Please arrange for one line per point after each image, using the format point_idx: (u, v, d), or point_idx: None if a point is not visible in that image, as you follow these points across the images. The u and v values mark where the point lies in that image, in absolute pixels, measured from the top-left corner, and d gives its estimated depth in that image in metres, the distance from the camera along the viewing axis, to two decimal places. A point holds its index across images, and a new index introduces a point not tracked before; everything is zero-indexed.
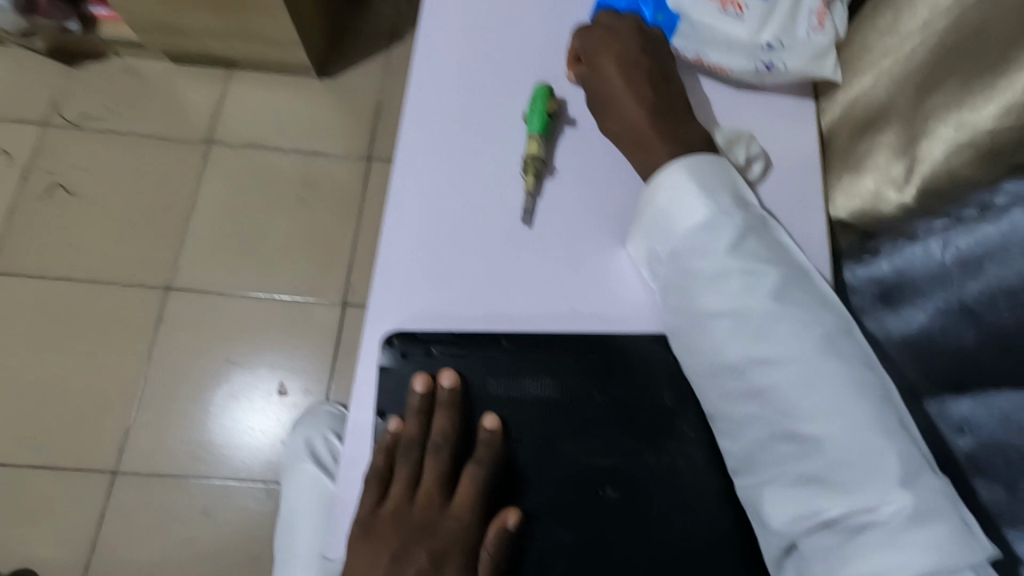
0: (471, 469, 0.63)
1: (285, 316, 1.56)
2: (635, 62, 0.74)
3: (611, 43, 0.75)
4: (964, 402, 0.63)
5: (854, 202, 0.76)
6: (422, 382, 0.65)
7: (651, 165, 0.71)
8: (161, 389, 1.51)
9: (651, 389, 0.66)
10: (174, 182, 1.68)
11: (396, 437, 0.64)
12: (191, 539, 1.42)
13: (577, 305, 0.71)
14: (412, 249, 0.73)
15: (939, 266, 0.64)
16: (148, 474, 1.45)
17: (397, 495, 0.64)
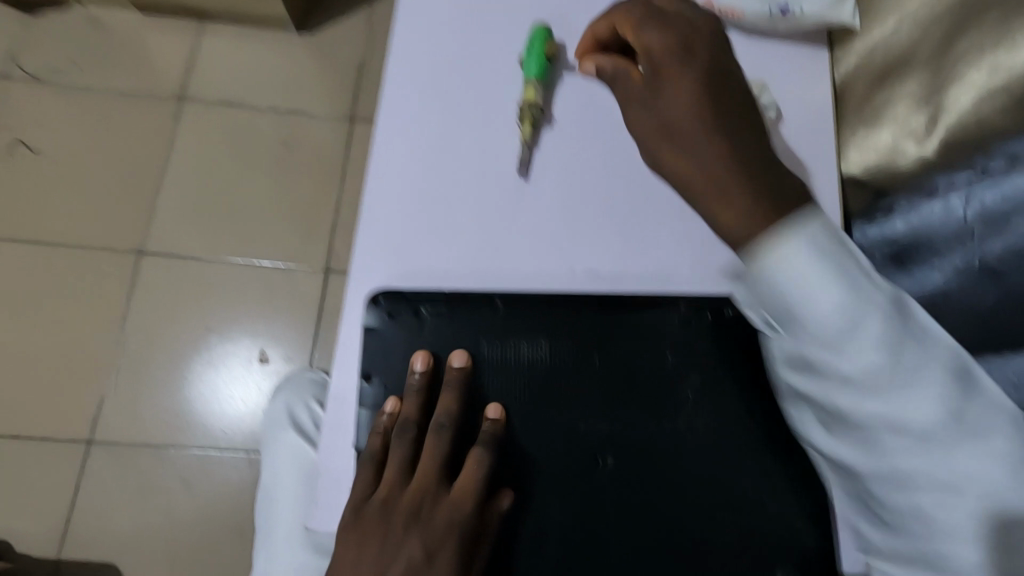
0: (474, 454, 0.58)
1: (266, 284, 1.49)
2: (687, 49, 0.54)
3: (661, 24, 0.56)
4: (975, 363, 0.62)
5: (868, 159, 0.71)
6: (424, 362, 0.60)
7: (738, 231, 0.48)
8: (135, 359, 1.45)
9: (652, 352, 0.62)
10: (144, 141, 1.57)
11: (393, 416, 0.60)
12: (168, 513, 1.37)
13: (574, 265, 0.66)
14: (397, 202, 0.67)
15: (963, 223, 0.63)
16: (120, 445, 1.40)
17: (389, 476, 0.58)
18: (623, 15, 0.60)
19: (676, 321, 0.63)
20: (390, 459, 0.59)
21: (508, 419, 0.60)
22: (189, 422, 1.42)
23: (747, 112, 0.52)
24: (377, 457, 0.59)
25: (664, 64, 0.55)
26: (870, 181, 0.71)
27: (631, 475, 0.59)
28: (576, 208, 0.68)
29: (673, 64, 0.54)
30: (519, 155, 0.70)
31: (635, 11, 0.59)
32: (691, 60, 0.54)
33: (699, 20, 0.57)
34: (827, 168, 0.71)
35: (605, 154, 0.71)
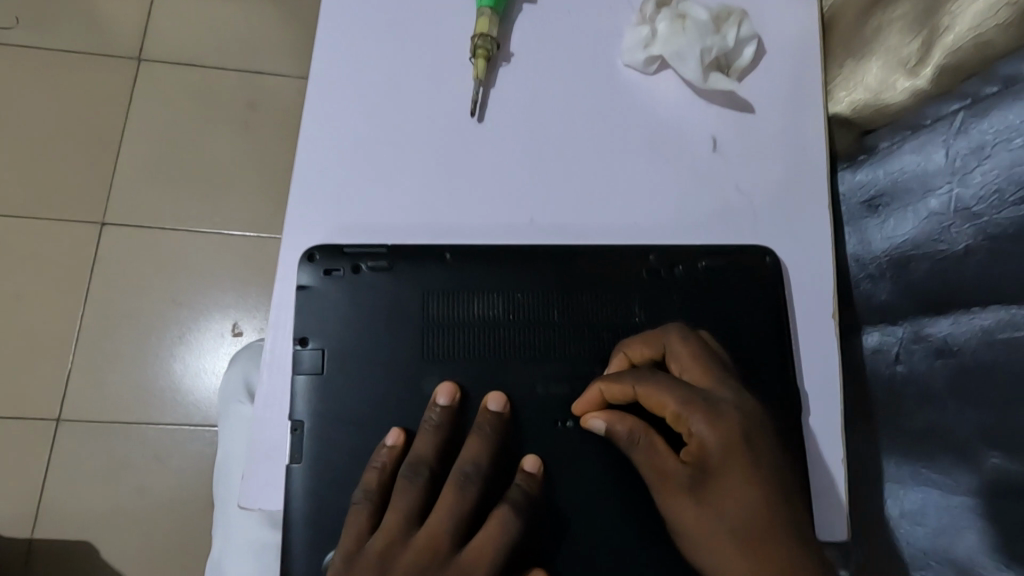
0: (500, 512, 0.49)
1: (247, 253, 1.26)
2: (735, 447, 0.46)
3: (705, 412, 0.47)
4: (942, 320, 0.57)
5: (853, 96, 0.65)
6: (448, 394, 0.52)
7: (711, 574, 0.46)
8: (67, 345, 1.19)
9: (617, 304, 0.57)
10: (63, 82, 1.29)
11: (397, 452, 0.51)
12: (104, 529, 1.13)
13: (534, 215, 0.61)
14: (338, 150, 0.61)
15: (941, 164, 0.56)
16: (40, 453, 1.14)
17: (391, 524, 0.48)
18: (639, 383, 0.50)
19: (643, 273, 0.58)
20: (333, 432, 0.53)
21: (465, 398, 0.54)
22: (158, 408, 1.19)
23: (779, 469, 0.47)
24: (318, 432, 0.52)
25: (717, 466, 0.46)
26: (856, 119, 0.66)
27: (629, 464, 0.53)
28: (537, 153, 0.62)
29: (725, 463, 0.45)
30: (472, 94, 0.63)
31: (647, 376, 0.50)
32: (741, 443, 0.46)
33: (726, 405, 0.47)
34: (812, 108, 0.66)
35: (567, 95, 0.64)
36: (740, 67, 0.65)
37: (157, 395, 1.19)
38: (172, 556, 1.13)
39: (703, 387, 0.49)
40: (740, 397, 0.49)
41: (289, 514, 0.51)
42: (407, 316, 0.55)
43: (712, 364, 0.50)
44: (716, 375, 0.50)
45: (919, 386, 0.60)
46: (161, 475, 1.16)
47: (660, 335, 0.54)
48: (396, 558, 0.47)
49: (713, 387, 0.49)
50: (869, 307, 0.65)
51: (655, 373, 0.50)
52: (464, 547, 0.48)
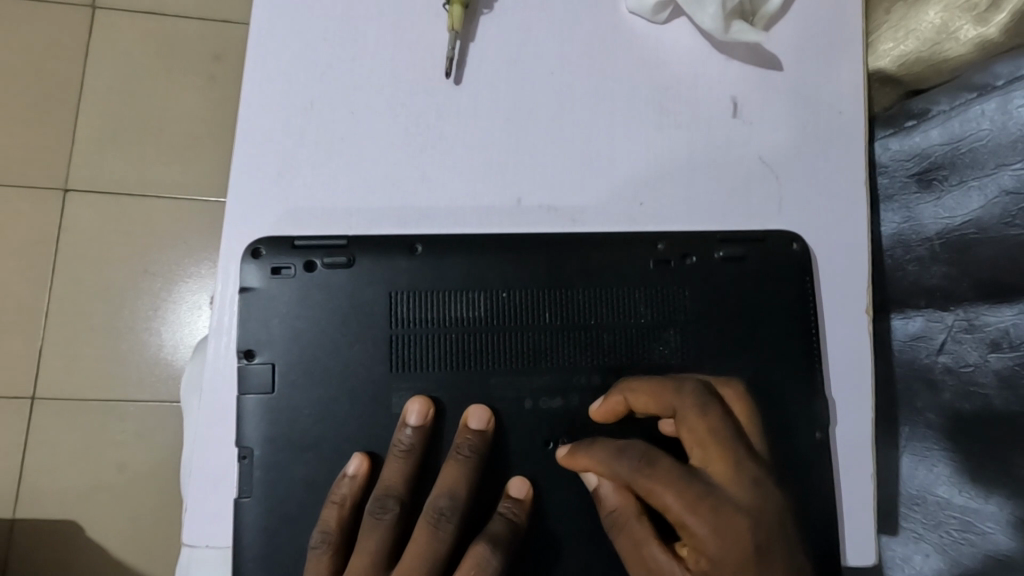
0: (476, 549, 0.42)
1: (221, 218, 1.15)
2: (744, 568, 0.37)
3: (715, 520, 0.38)
4: (1004, 310, 0.52)
5: (903, 48, 0.56)
6: (418, 412, 0.44)
7: None
8: (27, 326, 1.10)
9: (620, 302, 0.49)
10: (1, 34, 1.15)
11: (360, 482, 0.44)
12: (81, 515, 1.07)
13: (522, 194, 0.51)
14: (289, 118, 0.51)
15: (1019, 133, 0.49)
16: (8, 440, 1.07)
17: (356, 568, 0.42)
18: (635, 470, 0.40)
19: (649, 266, 0.50)
20: (289, 459, 0.45)
21: (438, 419, 0.46)
22: (129, 393, 1.11)
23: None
24: (270, 459, 0.45)
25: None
26: (904, 78, 0.57)
27: None
28: (525, 118, 0.52)
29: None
30: (447, 49, 0.52)
31: (646, 460, 0.40)
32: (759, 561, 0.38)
33: (741, 516, 0.38)
34: (851, 64, 0.56)
35: (565, 45, 0.54)
36: (768, 14, 0.55)
37: (126, 378, 1.11)
38: (156, 540, 1.08)
39: (712, 480, 0.40)
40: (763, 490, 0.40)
41: (240, 552, 0.44)
42: (374, 322, 0.47)
43: (732, 447, 0.41)
44: (733, 457, 0.40)
45: (965, 379, 0.56)
46: (136, 460, 1.09)
47: (667, 399, 0.43)
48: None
49: (728, 484, 0.39)
50: (914, 290, 0.59)
51: (655, 460, 0.40)
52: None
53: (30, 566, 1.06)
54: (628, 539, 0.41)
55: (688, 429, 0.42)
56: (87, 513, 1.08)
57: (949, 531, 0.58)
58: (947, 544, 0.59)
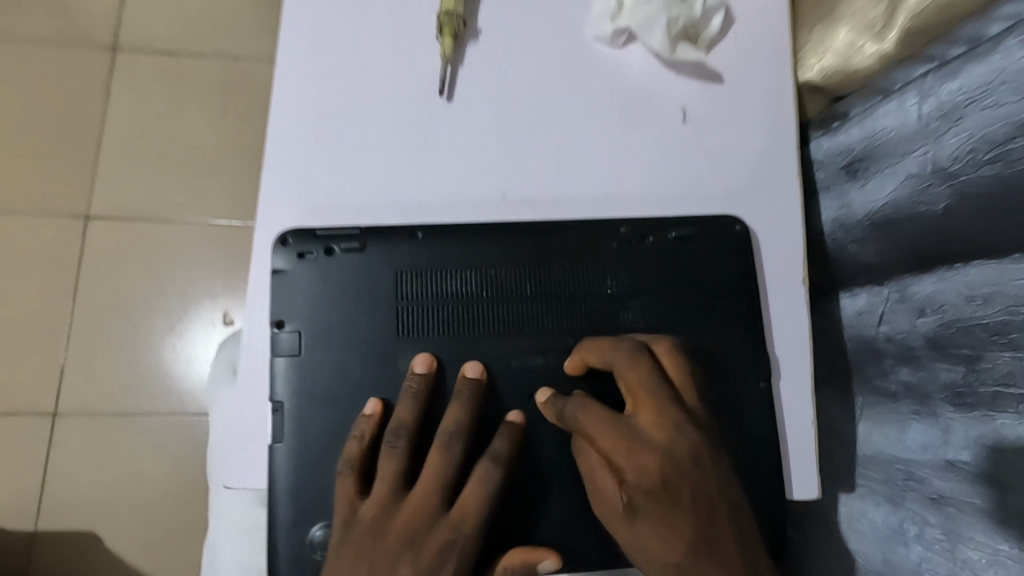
0: (483, 467, 0.50)
1: (234, 239, 1.25)
2: (655, 492, 0.46)
3: (633, 454, 0.47)
4: (926, 280, 0.61)
5: (823, 64, 0.66)
6: (424, 363, 0.54)
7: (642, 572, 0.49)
8: (57, 340, 1.19)
9: (589, 275, 0.58)
10: (37, 75, 1.27)
11: (376, 420, 0.52)
12: (105, 517, 1.15)
13: (506, 190, 0.61)
14: (310, 132, 0.61)
15: (916, 126, 0.57)
16: (39, 447, 1.15)
17: (382, 488, 0.49)
18: (576, 411, 0.49)
19: (613, 245, 0.59)
20: (314, 411, 0.54)
21: (441, 373, 0.54)
22: (150, 400, 1.19)
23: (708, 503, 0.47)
24: (298, 412, 0.54)
25: (644, 510, 0.47)
26: (829, 86, 0.67)
27: None
28: (507, 129, 0.62)
29: (648, 508, 0.47)
30: (441, 73, 0.63)
31: (584, 405, 0.49)
32: (672, 492, 0.46)
33: (654, 451, 0.47)
34: (781, 76, 0.66)
35: (539, 70, 0.64)
36: (708, 37, 0.65)
37: (148, 386, 1.19)
38: (175, 540, 1.15)
39: (638, 423, 0.48)
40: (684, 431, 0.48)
41: (273, 491, 0.52)
42: (383, 296, 0.56)
43: (657, 394, 0.49)
44: (657, 404, 0.49)
45: (900, 343, 0.64)
46: (157, 463, 1.17)
47: (609, 352, 0.52)
48: (388, 523, 0.48)
49: (649, 425, 0.48)
50: (860, 267, 0.69)
51: (593, 404, 0.49)
52: (452, 509, 0.49)
53: (57, 565, 1.13)
54: (584, 465, 0.51)
55: (623, 380, 0.50)
56: (105, 523, 1.14)
57: (896, 483, 0.66)
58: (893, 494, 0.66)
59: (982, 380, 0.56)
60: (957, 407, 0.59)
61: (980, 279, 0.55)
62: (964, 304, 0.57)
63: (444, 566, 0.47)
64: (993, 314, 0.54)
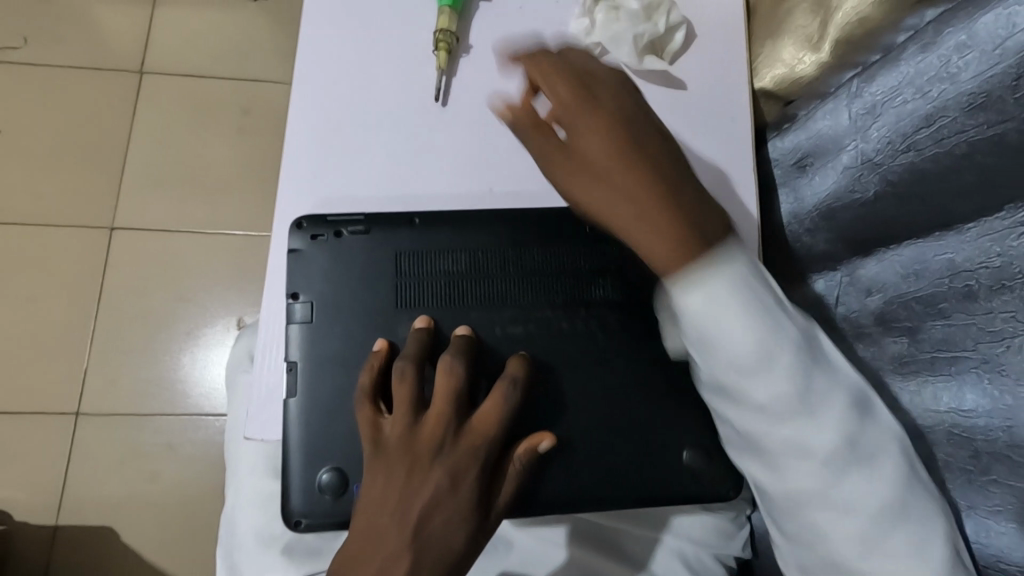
0: (500, 387, 0.57)
1: (247, 250, 1.34)
2: (590, 107, 0.57)
3: (571, 86, 0.58)
4: (870, 263, 0.68)
5: (775, 73, 0.75)
6: (423, 319, 0.62)
7: (595, 210, 0.57)
8: (83, 337, 1.28)
9: (565, 255, 0.66)
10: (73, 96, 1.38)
11: (385, 355, 0.61)
12: (122, 505, 1.22)
13: (492, 184, 0.70)
14: (321, 135, 0.70)
15: (847, 123, 0.65)
16: (65, 437, 1.24)
17: (404, 408, 0.56)
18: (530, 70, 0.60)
19: (586, 229, 0.67)
20: (323, 371, 0.62)
21: (439, 330, 0.63)
22: (170, 394, 1.28)
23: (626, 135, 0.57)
24: (310, 371, 0.62)
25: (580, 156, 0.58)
26: (779, 92, 0.75)
27: (581, 388, 0.63)
28: (494, 132, 0.71)
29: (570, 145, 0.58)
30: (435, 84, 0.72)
31: (536, 66, 0.60)
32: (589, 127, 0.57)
33: (588, 83, 0.58)
34: (736, 85, 0.75)
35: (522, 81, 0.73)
36: (672, 50, 0.74)
37: (168, 381, 1.28)
38: (186, 528, 1.22)
39: (570, 64, 0.59)
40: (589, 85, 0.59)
41: (288, 438, 0.60)
42: (385, 273, 0.64)
43: (581, 55, 0.60)
44: (585, 62, 0.60)
45: (854, 323, 0.69)
46: (173, 454, 1.25)
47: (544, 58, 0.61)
48: (414, 436, 0.55)
49: (589, 68, 0.59)
50: (813, 256, 0.75)
51: (543, 59, 0.60)
52: (470, 421, 0.55)
53: (77, 549, 1.20)
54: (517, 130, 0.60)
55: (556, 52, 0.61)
56: (122, 517, 1.22)
57: None
58: None
59: (922, 351, 0.61)
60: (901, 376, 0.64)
61: (911, 257, 0.62)
62: (901, 281, 0.63)
63: (470, 467, 0.54)
64: (924, 287, 0.60)
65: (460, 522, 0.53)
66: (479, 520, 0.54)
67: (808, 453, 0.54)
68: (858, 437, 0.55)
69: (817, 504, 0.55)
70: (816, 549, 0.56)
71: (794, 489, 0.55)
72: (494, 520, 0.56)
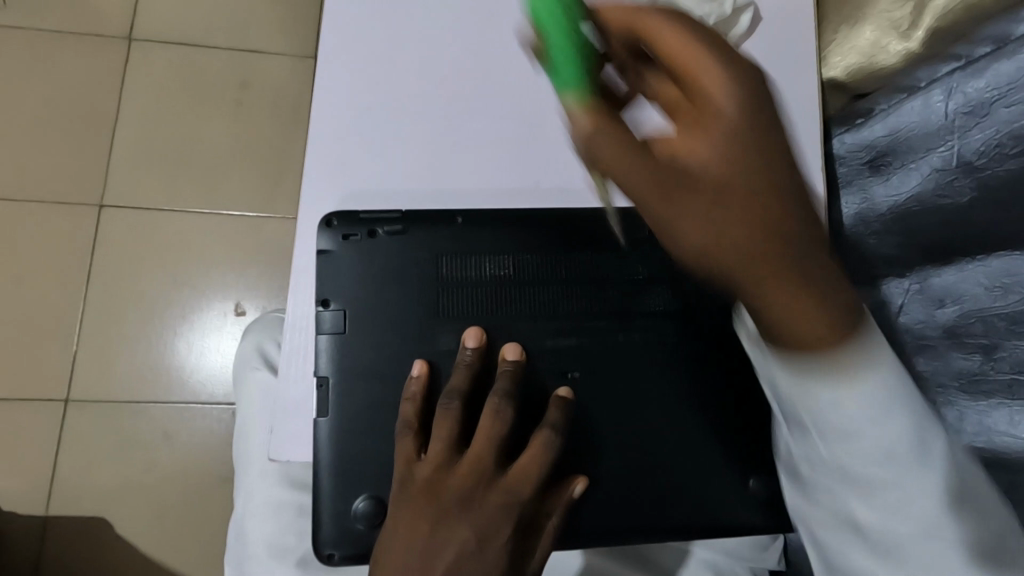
0: (541, 435, 0.52)
1: (247, 233, 1.26)
2: (711, 129, 0.34)
3: (702, 64, 0.34)
4: (946, 272, 0.61)
5: (848, 62, 0.70)
6: (475, 337, 0.56)
7: (736, 275, 0.37)
8: (71, 323, 1.20)
9: (623, 261, 0.60)
10: (59, 63, 1.28)
11: (424, 381, 0.55)
12: (115, 500, 1.16)
13: (540, 179, 0.63)
14: (350, 119, 0.63)
15: (941, 121, 0.59)
16: (53, 428, 1.16)
17: (436, 452, 0.51)
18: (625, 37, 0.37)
19: (644, 232, 0.61)
20: (355, 387, 0.56)
21: (490, 346, 0.57)
22: (165, 385, 1.20)
23: (766, 131, 0.35)
24: (340, 386, 0.56)
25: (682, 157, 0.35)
26: (851, 84, 0.71)
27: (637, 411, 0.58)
28: (539, 120, 0.64)
29: (685, 123, 0.35)
30: (476, 65, 0.65)
31: (633, 33, 0.37)
32: (714, 90, 0.34)
33: (725, 83, 0.34)
34: (801, 74, 0.69)
35: None
36: (738, 36, 0.68)
37: (163, 371, 1.21)
38: (183, 523, 1.16)
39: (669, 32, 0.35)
40: (710, 37, 0.35)
41: (317, 462, 0.55)
42: (423, 278, 0.58)
43: (691, 19, 0.35)
44: (671, 13, 0.36)
45: (918, 335, 0.63)
46: (169, 447, 1.18)
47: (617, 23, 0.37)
48: (446, 483, 0.50)
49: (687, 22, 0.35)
50: (874, 261, 0.69)
51: (649, 25, 0.36)
52: (506, 472, 0.51)
53: (67, 545, 1.14)
54: (608, 165, 0.35)
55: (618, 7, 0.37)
56: (115, 512, 1.15)
57: None
58: None
59: (996, 369, 0.56)
60: (974, 397, 0.58)
61: (1000, 269, 0.55)
62: (985, 295, 0.56)
63: (501, 526, 0.49)
64: (1012, 303, 0.54)
65: None
66: None
67: (860, 429, 0.47)
68: (930, 432, 0.46)
69: (852, 469, 0.49)
70: (833, 509, 0.52)
71: (828, 453, 0.50)
72: None
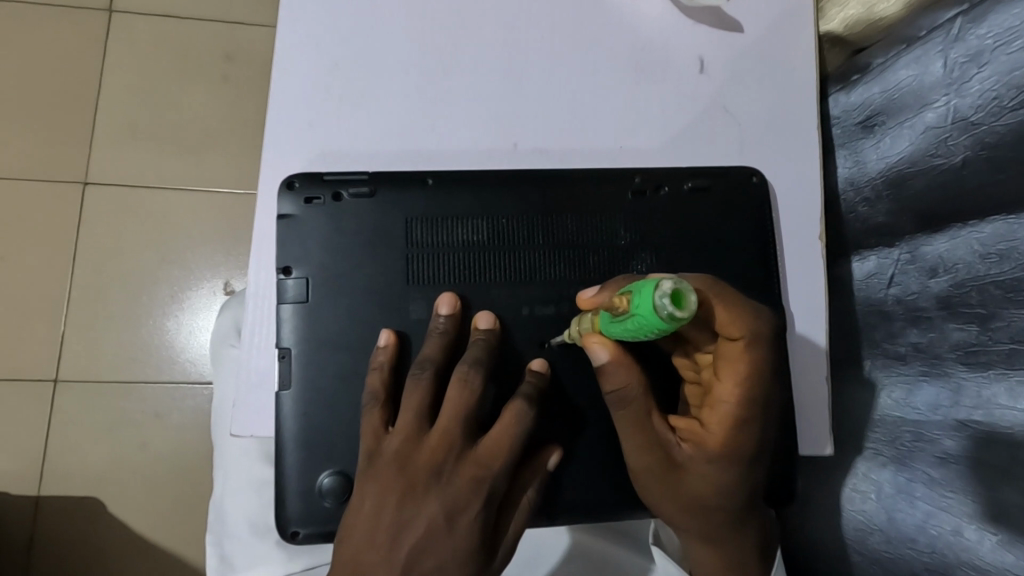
0: (513, 406, 0.49)
1: (232, 209, 1.23)
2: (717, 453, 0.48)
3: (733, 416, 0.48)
4: (939, 239, 0.57)
5: (847, 13, 0.66)
6: (448, 305, 0.53)
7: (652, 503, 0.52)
8: (56, 300, 1.18)
9: (604, 226, 0.57)
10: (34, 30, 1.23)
11: (393, 351, 0.52)
12: (104, 480, 1.14)
13: (518, 140, 0.59)
14: (315, 76, 0.59)
15: (938, 75, 0.56)
16: (40, 408, 1.14)
17: (405, 424, 0.48)
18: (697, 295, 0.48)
19: (627, 196, 0.57)
20: (320, 360, 0.53)
21: (464, 314, 0.54)
22: (150, 364, 1.18)
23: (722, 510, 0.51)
24: (306, 358, 0.53)
25: (692, 462, 0.49)
26: (850, 37, 0.67)
27: None
28: (518, 78, 0.61)
29: (691, 442, 0.49)
30: (451, 19, 0.61)
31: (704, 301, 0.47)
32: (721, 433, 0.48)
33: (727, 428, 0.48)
34: (797, 27, 0.64)
35: (553, 17, 0.62)
36: None
37: (148, 350, 1.19)
38: (174, 503, 1.15)
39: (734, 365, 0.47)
40: (759, 370, 0.47)
41: (281, 436, 0.52)
42: (392, 244, 0.55)
43: (755, 333, 0.47)
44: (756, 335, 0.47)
45: (911, 307, 0.60)
46: (158, 426, 1.17)
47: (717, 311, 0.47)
48: (413, 456, 0.48)
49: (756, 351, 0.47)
50: (866, 230, 0.66)
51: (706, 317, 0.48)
52: (476, 444, 0.48)
53: (56, 524, 1.13)
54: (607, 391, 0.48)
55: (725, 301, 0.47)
56: (104, 492, 1.14)
57: (903, 445, 0.61)
58: (899, 454, 0.61)
59: (993, 342, 0.52)
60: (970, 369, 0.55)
61: (995, 235, 0.52)
62: (978, 263, 0.53)
63: (471, 501, 0.47)
64: (1008, 270, 0.51)
65: (458, 561, 0.47)
66: (483, 555, 0.48)
67: None
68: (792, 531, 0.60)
69: None
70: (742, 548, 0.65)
71: None
72: (499, 553, 0.49)
